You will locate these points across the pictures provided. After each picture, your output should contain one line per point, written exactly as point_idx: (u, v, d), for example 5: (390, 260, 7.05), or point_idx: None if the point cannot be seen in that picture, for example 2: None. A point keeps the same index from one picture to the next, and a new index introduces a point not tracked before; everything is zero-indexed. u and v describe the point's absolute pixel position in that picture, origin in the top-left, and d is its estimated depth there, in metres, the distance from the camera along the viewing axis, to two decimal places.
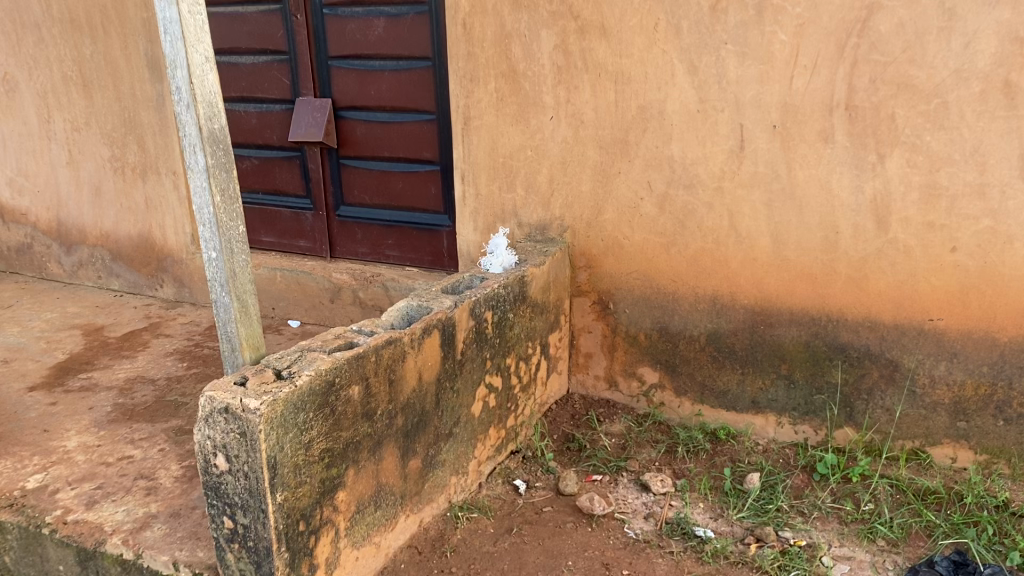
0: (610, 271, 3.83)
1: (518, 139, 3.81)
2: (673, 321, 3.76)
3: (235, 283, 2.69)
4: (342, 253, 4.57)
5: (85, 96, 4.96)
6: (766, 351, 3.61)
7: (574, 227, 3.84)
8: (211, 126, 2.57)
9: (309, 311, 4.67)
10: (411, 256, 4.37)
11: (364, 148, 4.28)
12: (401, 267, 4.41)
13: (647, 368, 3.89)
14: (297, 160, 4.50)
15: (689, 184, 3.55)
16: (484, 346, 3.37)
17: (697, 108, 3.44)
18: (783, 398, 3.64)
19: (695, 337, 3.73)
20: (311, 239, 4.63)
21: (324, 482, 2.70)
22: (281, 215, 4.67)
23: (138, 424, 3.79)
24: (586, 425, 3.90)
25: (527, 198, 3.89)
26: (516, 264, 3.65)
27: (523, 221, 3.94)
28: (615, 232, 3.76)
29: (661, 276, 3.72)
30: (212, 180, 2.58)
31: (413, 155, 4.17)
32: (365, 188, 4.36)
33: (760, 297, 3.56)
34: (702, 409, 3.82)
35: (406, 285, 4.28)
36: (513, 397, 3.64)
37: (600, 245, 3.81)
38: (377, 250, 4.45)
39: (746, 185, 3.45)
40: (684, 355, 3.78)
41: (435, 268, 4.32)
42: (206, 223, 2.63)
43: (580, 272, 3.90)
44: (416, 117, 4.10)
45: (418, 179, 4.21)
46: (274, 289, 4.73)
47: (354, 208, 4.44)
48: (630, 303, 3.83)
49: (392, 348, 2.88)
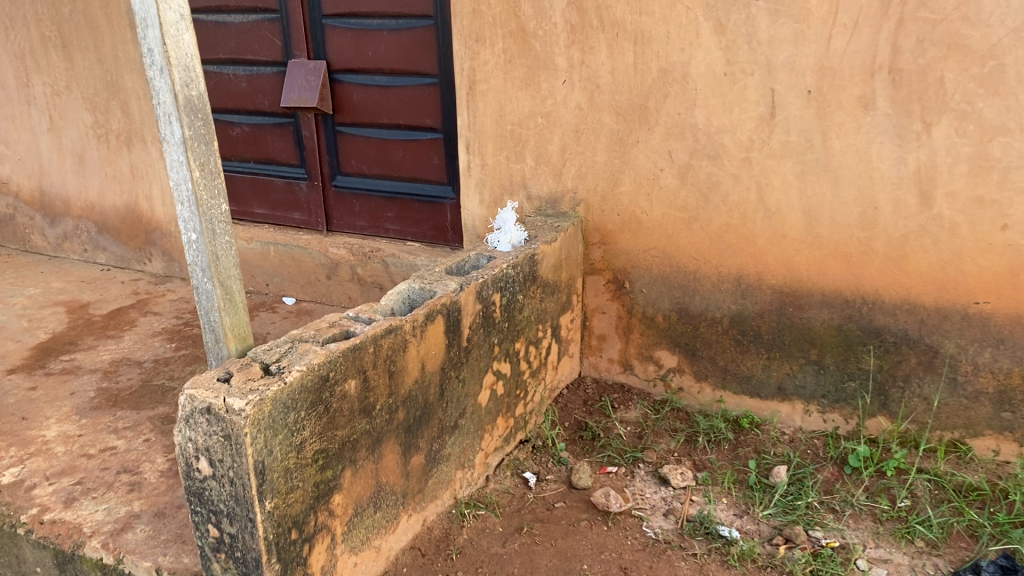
0: (626, 248, 3.56)
1: (528, 104, 3.52)
2: (694, 302, 3.50)
3: (218, 268, 2.43)
4: (340, 226, 4.30)
5: (65, 58, 4.66)
6: (794, 335, 3.36)
7: (588, 201, 3.57)
8: (189, 93, 2.29)
9: (305, 288, 4.42)
10: (413, 230, 4.11)
11: (362, 114, 4.00)
12: (403, 241, 4.15)
13: (665, 351, 3.63)
14: (290, 126, 4.21)
15: (714, 155, 3.27)
16: (492, 331, 3.13)
17: (724, 71, 3.16)
18: (812, 385, 3.40)
19: (717, 319, 3.48)
20: (306, 212, 4.35)
21: (319, 485, 2.46)
22: (273, 185, 4.39)
23: (122, 411, 3.55)
24: (599, 412, 3.65)
25: (537, 169, 3.61)
26: (526, 242, 3.39)
27: (532, 194, 3.66)
28: (631, 206, 3.49)
29: (681, 254, 3.46)
30: (190, 154, 2.31)
31: (414, 122, 3.89)
32: (363, 157, 4.08)
33: (789, 278, 3.30)
34: (723, 396, 3.58)
35: (407, 261, 4.04)
36: (521, 384, 3.40)
37: (616, 220, 3.54)
38: (376, 223, 4.19)
39: (777, 155, 3.17)
40: (705, 339, 3.53)
41: (438, 243, 4.06)
42: (185, 202, 2.36)
43: (594, 249, 3.63)
44: (416, 81, 3.81)
45: (420, 148, 3.93)
46: (268, 264, 4.47)
47: (352, 178, 4.17)
48: (648, 282, 3.57)
49: (392, 338, 2.63)
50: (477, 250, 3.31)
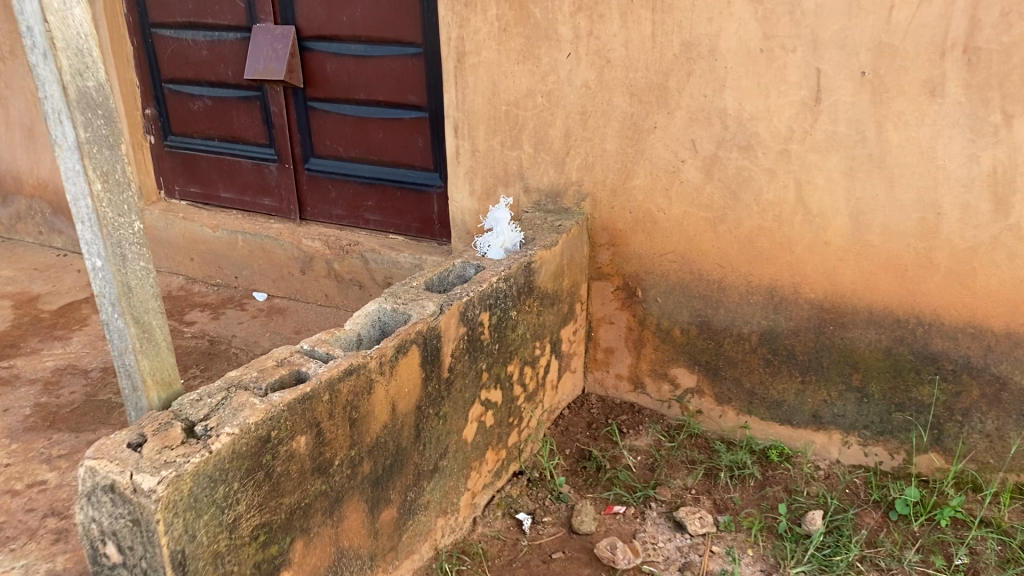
0: (639, 251, 3.07)
1: (525, 81, 3.00)
2: (717, 315, 3.02)
3: (130, 301, 1.95)
4: (315, 215, 3.82)
5: (7, 19, 4.12)
6: (835, 357, 2.88)
7: (595, 195, 3.06)
8: (82, 84, 1.78)
9: (277, 282, 3.94)
10: (396, 222, 3.62)
11: (337, 88, 3.48)
12: (385, 234, 3.67)
13: (682, 370, 3.16)
14: (257, 101, 3.69)
15: (746, 147, 2.76)
16: (479, 355, 2.65)
17: (760, 46, 2.63)
18: (853, 414, 2.92)
19: (744, 336, 3.01)
20: (277, 197, 3.85)
21: (261, 567, 1.99)
22: (240, 167, 3.88)
23: (59, 434, 3.10)
24: (605, 437, 3.18)
25: (536, 157, 3.10)
26: (521, 246, 2.89)
27: (531, 185, 3.15)
28: (646, 203, 2.99)
29: (704, 260, 2.97)
30: (88, 162, 1.81)
31: (396, 99, 3.38)
32: (338, 138, 3.58)
33: (831, 292, 2.82)
34: (749, 422, 3.11)
35: (389, 258, 3.56)
36: (515, 411, 2.93)
37: (627, 219, 3.05)
38: (355, 213, 3.71)
39: (821, 148, 2.66)
40: (729, 357, 3.06)
41: (424, 236, 3.58)
42: (85, 221, 1.87)
43: (601, 251, 3.14)
44: (397, 52, 3.29)
45: (402, 128, 3.42)
46: (236, 255, 3.97)
47: (327, 161, 3.67)
48: (664, 290, 3.08)
49: (352, 380, 2.16)
50: (462, 257, 2.83)
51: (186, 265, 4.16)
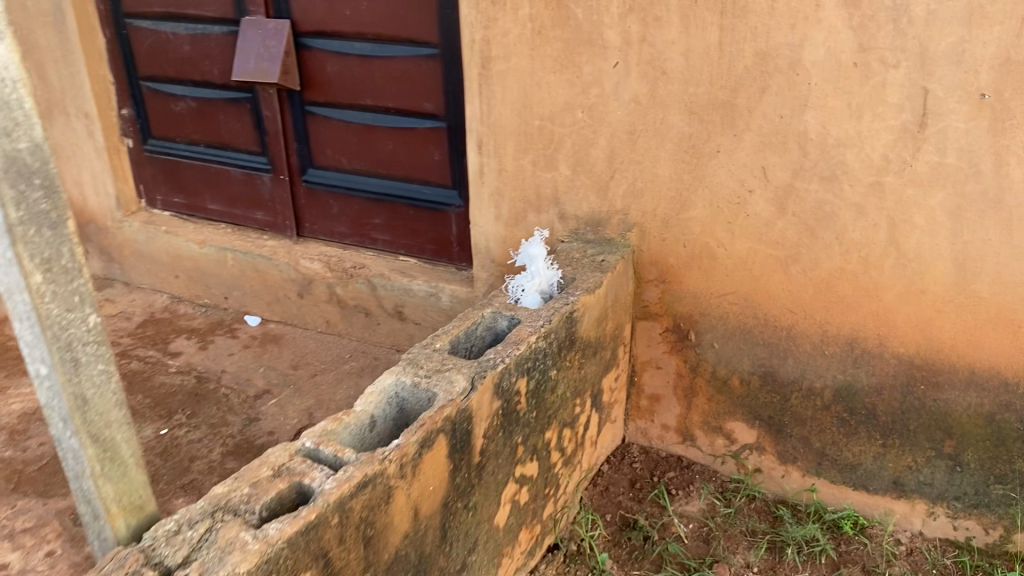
0: (693, 290, 2.64)
1: (563, 93, 2.55)
2: (784, 366, 2.61)
3: (86, 416, 1.52)
4: (315, 232, 3.37)
5: None
6: (924, 420, 2.48)
7: (643, 225, 2.62)
8: (11, 147, 1.32)
9: (272, 305, 3.51)
10: (407, 242, 3.19)
11: (339, 92, 3.02)
12: (395, 255, 3.24)
13: (740, 424, 2.76)
14: (247, 103, 3.23)
15: (830, 178, 2.32)
16: (514, 429, 2.23)
17: (853, 60, 2.18)
18: (942, 484, 2.53)
19: (816, 391, 2.60)
20: (271, 211, 3.40)
21: None
22: (229, 177, 3.43)
23: (24, 502, 2.69)
24: (651, 500, 2.76)
25: (574, 180, 2.65)
26: (558, 290, 2.47)
27: (567, 212, 2.71)
28: (704, 237, 2.55)
29: (772, 304, 2.54)
30: (22, 249, 1.36)
31: (408, 106, 2.92)
32: (341, 147, 3.13)
33: (924, 346, 2.41)
34: (817, 484, 2.72)
35: (400, 285, 3.13)
36: (552, 480, 2.52)
37: (680, 254, 2.61)
38: (361, 231, 3.26)
39: (923, 182, 2.22)
40: (796, 413, 2.65)
41: (439, 260, 3.15)
42: (23, 320, 1.43)
43: (649, 288, 2.70)
44: (409, 52, 2.83)
45: (415, 139, 2.97)
46: (226, 274, 3.54)
47: (328, 172, 3.21)
48: (722, 336, 2.65)
49: (367, 493, 1.74)
50: (491, 305, 2.39)
51: (171, 282, 3.72)
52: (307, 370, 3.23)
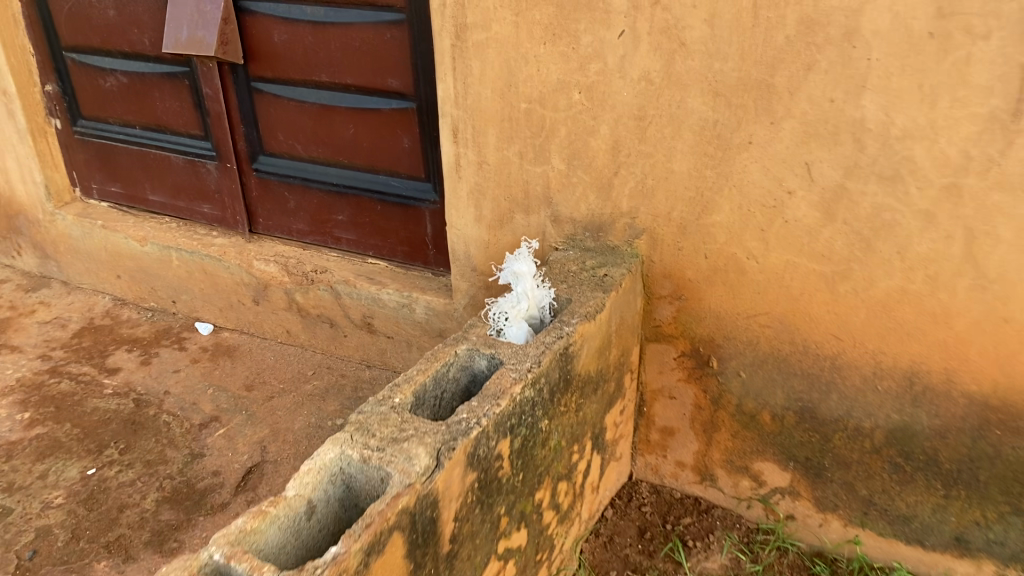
0: (716, 310, 2.17)
1: (555, 70, 2.05)
2: (826, 401, 2.15)
3: None
4: (270, 228, 2.90)
5: None
6: (999, 471, 2.03)
7: (655, 231, 2.15)
8: None
9: (225, 311, 3.05)
10: (375, 243, 2.71)
11: (289, 66, 2.52)
12: (362, 257, 2.77)
13: (770, 465, 2.31)
14: (184, 79, 2.73)
15: (892, 178, 1.84)
16: (496, 500, 1.78)
17: (929, 28, 1.68)
18: (1017, 544, 2.09)
19: (864, 432, 2.15)
20: (219, 204, 2.93)
21: None
22: (170, 165, 2.95)
23: None
24: (664, 555, 2.31)
25: (570, 176, 2.17)
26: (549, 319, 2.02)
27: (561, 214, 2.23)
28: (731, 247, 2.08)
29: (814, 329, 2.08)
30: None
31: (370, 83, 2.43)
32: (294, 132, 2.64)
33: (1003, 385, 1.95)
34: (861, 536, 2.28)
35: (367, 294, 2.67)
36: (545, 544, 2.08)
37: (700, 267, 2.14)
38: (322, 229, 2.79)
39: (1014, 186, 1.74)
40: (839, 455, 2.21)
41: (412, 264, 2.68)
42: None
43: (661, 305, 2.24)
44: (370, 18, 2.33)
45: (381, 123, 2.48)
46: (172, 276, 3.08)
47: (281, 160, 2.73)
48: (751, 364, 2.20)
49: None
50: (467, 335, 1.93)
51: (113, 283, 3.26)
52: (263, 393, 2.78)
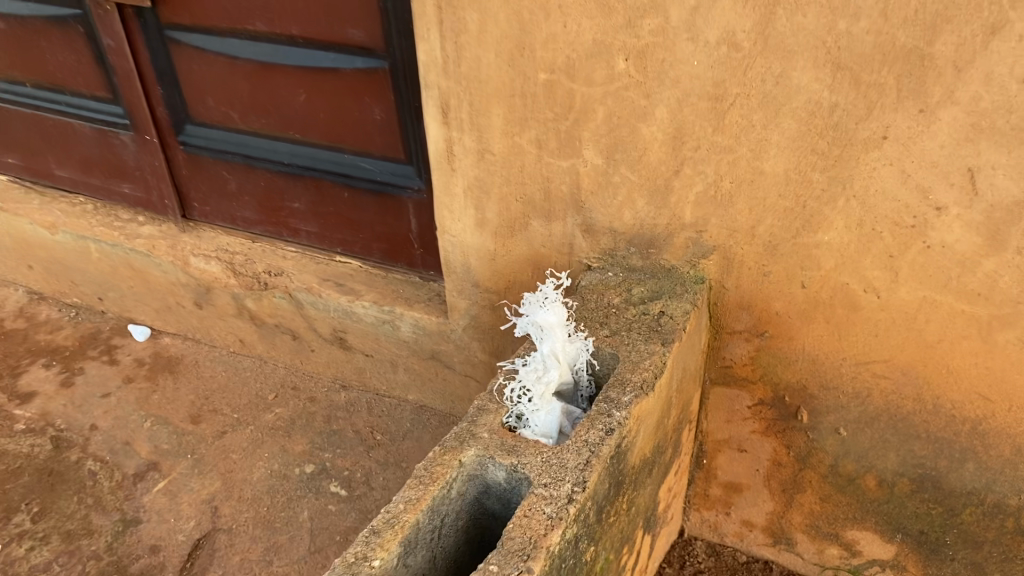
0: (812, 353, 1.59)
1: (590, 27, 1.39)
2: (957, 472, 1.60)
3: None
4: (208, 214, 2.27)
5: None
6: None
7: (730, 250, 1.53)
8: None
9: (163, 314, 2.46)
10: (344, 237, 2.09)
11: (212, 10, 1.84)
12: (327, 254, 2.15)
13: (869, 535, 1.78)
14: (78, 25, 2.04)
15: None
16: None
17: None
18: None
19: (1007, 510, 1.60)
20: (142, 184, 2.29)
21: None
22: (75, 133, 2.28)
23: None
24: None
25: (609, 175, 1.54)
26: (582, 385, 1.47)
27: (596, 223, 1.62)
28: (842, 277, 1.48)
29: (952, 385, 1.51)
30: None
31: (325, 35, 1.76)
32: (228, 96, 1.98)
33: None
34: None
35: (336, 305, 2.06)
36: None
37: (793, 300, 1.54)
38: (274, 218, 2.16)
39: None
40: (967, 533, 1.67)
41: (393, 265, 2.07)
42: None
43: (733, 342, 1.65)
44: None
45: (343, 88, 1.83)
46: (94, 270, 2.46)
47: (215, 132, 2.07)
48: (856, 421, 1.64)
49: None
50: (473, 424, 1.35)
51: (24, 274, 2.64)
52: (212, 427, 2.22)
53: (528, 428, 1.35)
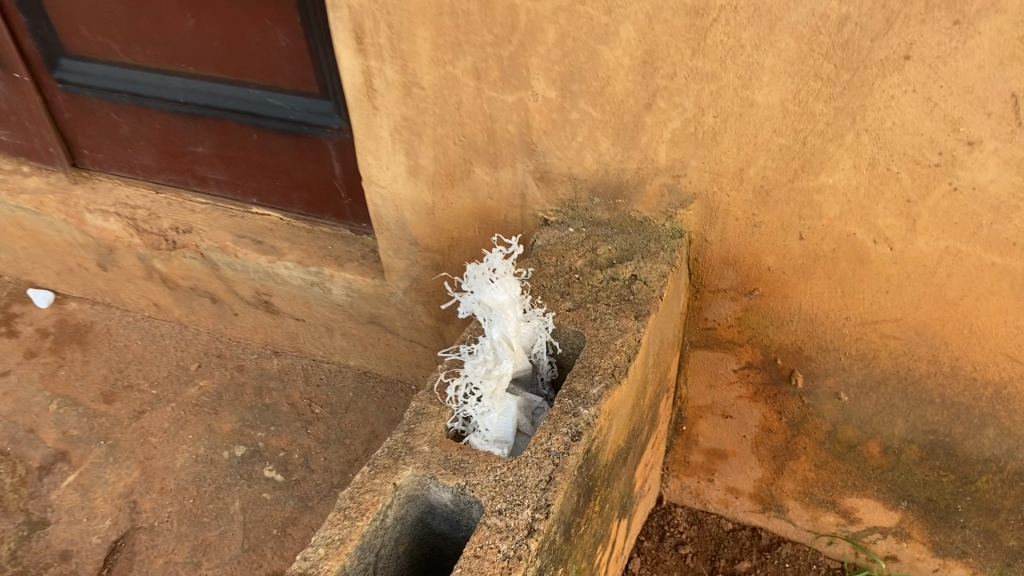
0: (809, 312, 1.35)
1: None
2: (975, 439, 1.40)
3: None
4: (101, 162, 1.95)
5: None
6: None
7: (713, 198, 1.27)
8: None
9: (65, 277, 2.16)
10: (259, 185, 1.80)
11: None
12: (242, 205, 1.86)
13: (870, 502, 1.59)
14: None
15: None
16: None
17: None
18: None
19: None
20: (21, 129, 1.95)
21: None
22: None
23: None
24: None
25: (565, 111, 1.26)
26: (541, 368, 1.24)
27: (551, 169, 1.35)
28: (848, 226, 1.23)
29: (975, 346, 1.29)
30: None
31: None
32: (104, 22, 1.64)
33: None
34: None
35: (256, 266, 1.77)
36: None
37: (789, 254, 1.30)
38: (176, 165, 1.85)
39: None
40: (982, 501, 1.48)
41: (318, 216, 1.79)
42: None
43: (717, 301, 1.41)
44: None
45: (238, 9, 1.50)
46: None
47: (95, 66, 1.73)
48: (859, 385, 1.42)
49: None
50: (407, 428, 1.11)
51: None
52: (128, 406, 1.96)
53: (479, 434, 1.12)
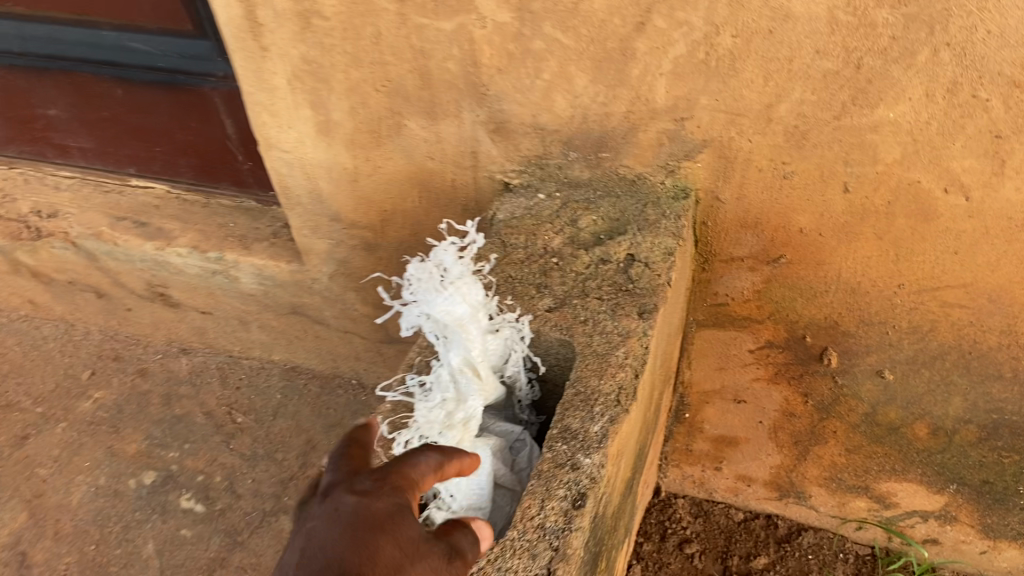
0: (849, 280, 1.06)
1: None
2: None
3: None
4: None
5: None
6: None
7: (729, 145, 0.96)
8: None
9: None
10: (133, 152, 1.42)
11: None
12: (120, 177, 1.48)
13: (910, 487, 1.32)
14: None
15: None
16: None
17: None
18: None
19: None
20: None
21: None
22: None
23: None
24: None
25: (525, 40, 0.92)
26: (520, 389, 0.94)
27: (509, 120, 1.01)
28: (912, 171, 0.92)
29: None
30: None
31: None
32: None
33: None
34: None
35: (141, 254, 1.41)
36: None
37: (826, 212, 0.99)
38: (28, 133, 1.45)
39: None
40: None
41: (214, 186, 1.42)
42: None
43: (730, 273, 1.11)
44: None
45: None
46: None
47: None
48: (909, 360, 1.14)
49: None
50: None
51: None
52: (8, 432, 1.60)
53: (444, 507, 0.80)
